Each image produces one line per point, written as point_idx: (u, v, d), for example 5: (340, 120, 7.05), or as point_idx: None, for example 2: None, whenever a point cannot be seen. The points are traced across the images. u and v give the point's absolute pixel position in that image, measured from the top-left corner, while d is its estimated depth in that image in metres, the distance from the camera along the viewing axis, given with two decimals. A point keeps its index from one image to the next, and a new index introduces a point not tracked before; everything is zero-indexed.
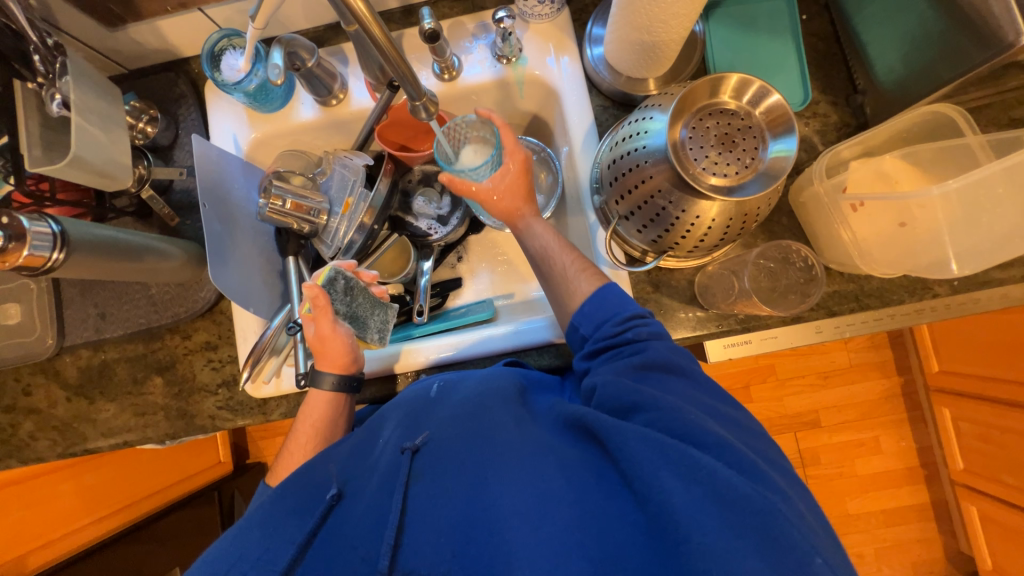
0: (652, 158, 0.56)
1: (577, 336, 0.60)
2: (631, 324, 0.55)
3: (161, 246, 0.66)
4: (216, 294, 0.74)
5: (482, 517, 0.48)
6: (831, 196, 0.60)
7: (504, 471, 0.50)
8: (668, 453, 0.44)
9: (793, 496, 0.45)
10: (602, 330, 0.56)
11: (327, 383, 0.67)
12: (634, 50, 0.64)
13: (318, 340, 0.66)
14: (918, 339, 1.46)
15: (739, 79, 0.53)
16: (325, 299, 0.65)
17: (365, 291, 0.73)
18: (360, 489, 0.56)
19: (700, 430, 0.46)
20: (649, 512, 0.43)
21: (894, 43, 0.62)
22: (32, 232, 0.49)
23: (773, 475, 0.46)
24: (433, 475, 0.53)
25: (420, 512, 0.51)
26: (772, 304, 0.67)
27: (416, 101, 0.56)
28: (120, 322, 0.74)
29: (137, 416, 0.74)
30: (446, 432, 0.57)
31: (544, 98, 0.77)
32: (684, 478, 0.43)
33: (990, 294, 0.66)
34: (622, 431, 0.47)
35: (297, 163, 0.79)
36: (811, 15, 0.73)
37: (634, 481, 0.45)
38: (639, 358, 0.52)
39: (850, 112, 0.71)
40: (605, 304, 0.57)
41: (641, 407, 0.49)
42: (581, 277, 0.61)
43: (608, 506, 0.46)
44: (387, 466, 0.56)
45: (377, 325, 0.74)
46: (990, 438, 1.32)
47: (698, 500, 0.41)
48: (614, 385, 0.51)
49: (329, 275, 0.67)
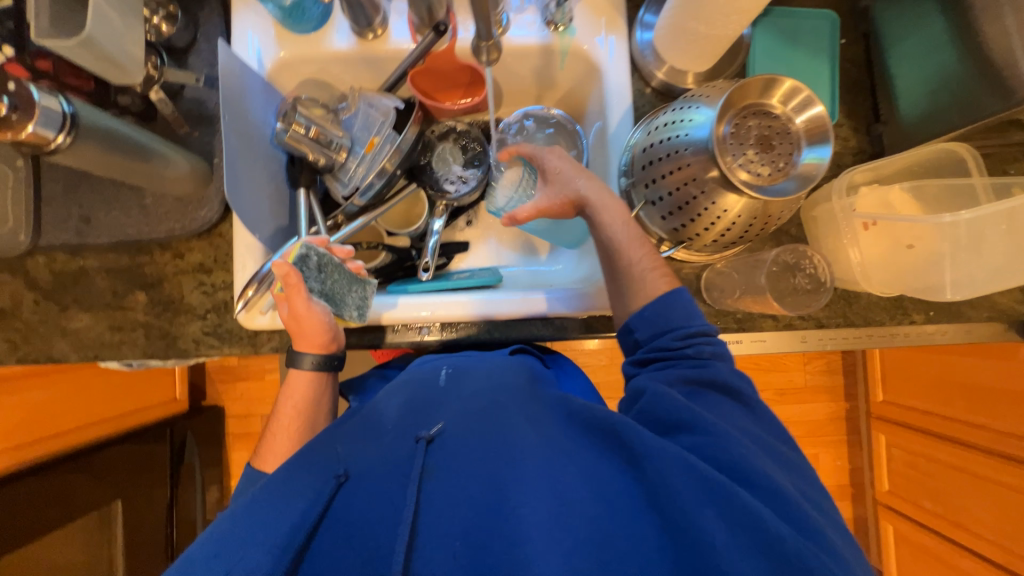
0: (693, 147, 0.57)
1: (629, 339, 0.60)
2: (694, 341, 0.56)
3: (168, 153, 0.62)
4: (218, 215, 0.70)
5: (503, 525, 0.47)
6: (845, 214, 0.64)
7: (531, 482, 0.49)
8: (713, 490, 0.44)
9: (844, 551, 0.44)
10: (659, 338, 0.57)
11: (308, 363, 0.65)
12: (687, 40, 0.65)
13: (293, 320, 0.62)
14: (869, 368, 1.57)
15: (791, 85, 0.55)
16: (298, 277, 0.60)
17: (341, 268, 0.66)
18: (371, 477, 0.52)
19: (751, 467, 0.46)
20: (679, 539, 0.44)
21: (923, 80, 0.66)
22: (41, 106, 0.45)
23: (823, 524, 0.45)
24: (449, 472, 0.52)
25: (435, 505, 0.50)
26: (784, 304, 0.70)
27: (483, 40, 0.59)
28: (105, 228, 0.69)
29: (114, 330, 0.70)
30: (463, 427, 0.55)
31: (584, 73, 0.77)
32: (722, 516, 0.43)
33: (957, 328, 0.72)
34: (662, 455, 0.47)
35: (322, 94, 0.78)
36: (849, 40, 0.75)
37: (668, 508, 0.45)
38: (695, 373, 0.53)
39: (868, 140, 0.74)
40: (668, 313, 0.57)
41: (692, 427, 0.49)
42: (650, 276, 0.60)
43: (633, 526, 0.46)
44: (397, 451, 0.54)
45: (356, 302, 0.68)
46: (917, 465, 1.45)
47: (735, 541, 0.42)
48: (666, 399, 0.51)
49: (301, 253, 0.61)
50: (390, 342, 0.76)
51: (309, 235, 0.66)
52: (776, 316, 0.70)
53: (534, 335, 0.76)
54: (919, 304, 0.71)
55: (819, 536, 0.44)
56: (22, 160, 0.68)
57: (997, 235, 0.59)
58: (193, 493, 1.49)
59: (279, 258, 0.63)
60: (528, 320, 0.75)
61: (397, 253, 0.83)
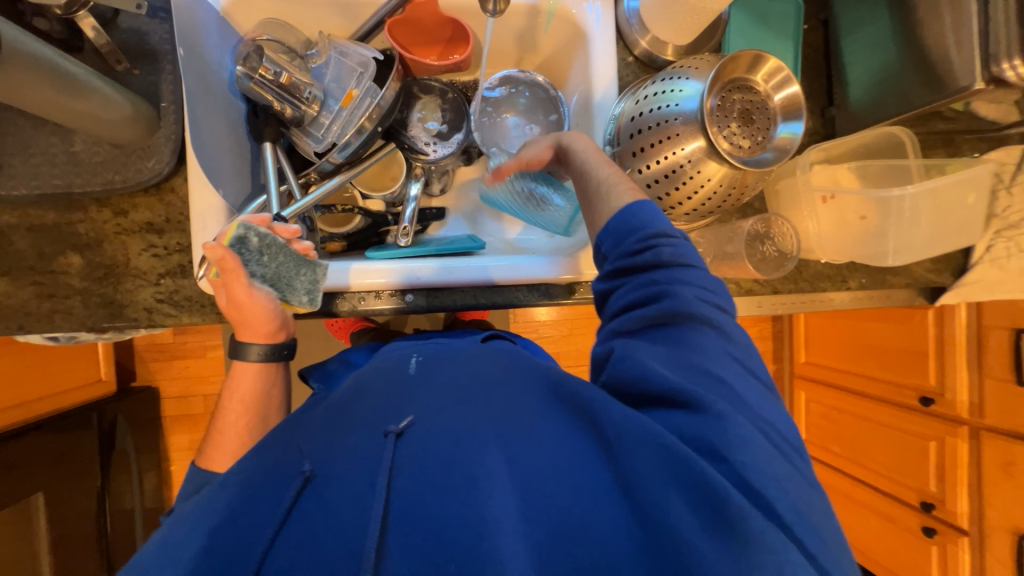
0: (683, 117, 0.60)
1: (596, 254, 0.57)
2: (653, 243, 0.51)
3: (107, 90, 0.53)
4: (170, 167, 0.62)
5: (470, 522, 0.42)
6: (806, 187, 0.72)
7: (498, 473, 0.45)
8: (681, 471, 0.42)
9: (815, 519, 0.42)
10: (623, 245, 0.52)
11: (254, 354, 0.62)
12: (675, 11, 0.66)
13: (235, 307, 0.58)
14: (795, 334, 1.77)
15: (774, 64, 0.59)
16: (235, 261, 0.55)
17: (286, 249, 0.60)
18: (338, 473, 0.46)
19: (724, 436, 0.43)
20: (650, 528, 0.42)
21: (873, 69, 0.73)
22: None
23: (795, 491, 0.43)
24: (419, 466, 0.46)
25: (400, 512, 0.43)
26: (760, 270, 0.74)
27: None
28: (22, 178, 0.59)
29: (43, 298, 0.61)
30: (436, 417, 0.50)
31: (569, 39, 0.76)
32: (691, 499, 0.41)
33: (883, 293, 0.82)
34: (635, 436, 0.44)
35: (282, 35, 0.68)
36: (810, 27, 0.81)
37: (639, 495, 0.43)
38: (659, 309, 0.49)
39: (822, 122, 0.81)
40: (630, 217, 0.52)
41: (667, 401, 0.47)
42: (616, 191, 0.56)
43: (607, 513, 0.43)
44: (363, 446, 0.48)
45: (306, 286, 0.62)
46: (830, 416, 1.68)
47: (704, 523, 0.41)
48: (639, 364, 0.48)
49: (238, 234, 0.56)
50: (369, 309, 0.73)
51: (250, 213, 0.59)
52: (739, 282, 0.76)
53: (515, 301, 0.77)
54: (855, 272, 0.80)
55: (787, 499, 0.42)
56: None
57: None
58: (127, 482, 1.36)
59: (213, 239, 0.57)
60: (511, 286, 0.76)
61: (372, 218, 0.79)
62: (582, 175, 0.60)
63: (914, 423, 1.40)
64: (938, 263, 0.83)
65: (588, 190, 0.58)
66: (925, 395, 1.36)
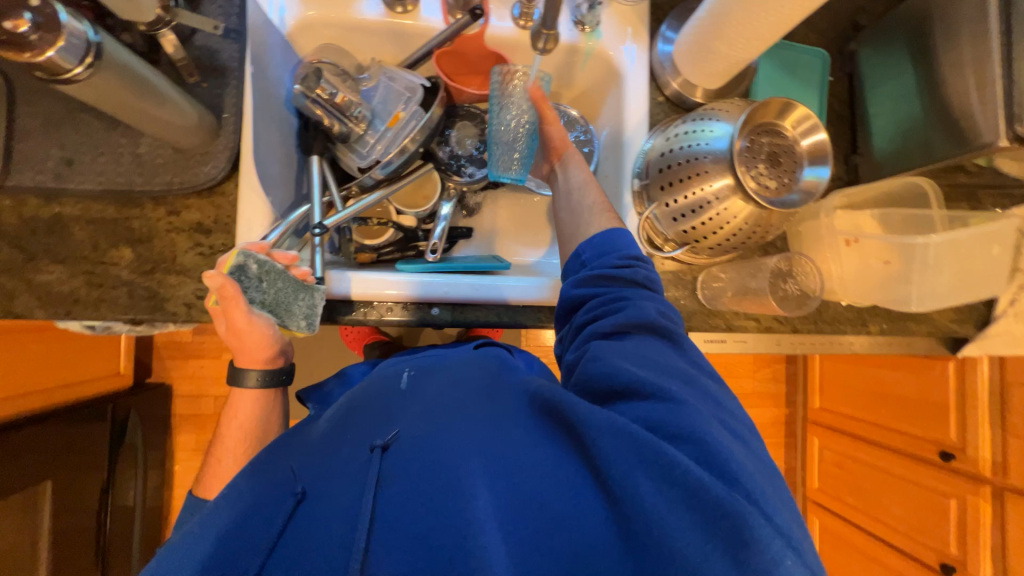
0: (713, 155, 0.62)
1: (577, 261, 0.66)
2: (633, 264, 0.63)
3: (178, 99, 0.57)
4: (223, 172, 0.65)
5: (453, 520, 0.47)
6: (830, 231, 0.74)
7: (479, 470, 0.50)
8: (643, 451, 0.48)
9: (768, 494, 0.48)
10: (606, 259, 0.63)
11: (251, 380, 0.65)
12: (707, 57, 0.70)
13: (233, 334, 0.61)
14: (808, 378, 1.74)
15: (803, 111, 0.62)
16: (234, 289, 0.56)
17: (284, 275, 0.62)
18: (327, 490, 0.51)
19: (681, 421, 0.50)
20: (621, 512, 0.47)
21: (896, 122, 0.75)
22: (67, 29, 0.41)
23: (747, 464, 0.49)
24: (404, 473, 0.51)
25: (390, 514, 0.48)
26: (783, 305, 0.76)
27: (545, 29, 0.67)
28: (89, 175, 0.63)
29: (92, 287, 0.64)
30: (418, 428, 0.56)
31: (603, 77, 0.81)
32: (656, 477, 0.47)
33: (903, 339, 0.82)
34: (600, 425, 0.50)
35: (339, 59, 0.73)
36: (835, 78, 0.84)
37: (610, 481, 0.48)
38: (624, 317, 0.58)
39: (845, 168, 0.82)
40: (608, 243, 0.64)
41: (627, 392, 0.53)
42: (599, 215, 0.68)
43: (583, 503, 0.48)
44: (353, 463, 0.54)
45: (304, 311, 0.64)
46: (844, 466, 1.63)
47: (670, 499, 0.46)
48: (608, 367, 0.54)
49: (238, 262, 0.58)
50: (391, 319, 0.74)
51: (246, 242, 0.62)
52: (759, 318, 0.77)
53: (534, 322, 0.78)
54: (876, 317, 0.80)
55: (743, 475, 0.48)
56: None
57: None
58: (132, 478, 1.37)
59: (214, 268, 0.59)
60: (532, 306, 0.77)
61: (404, 232, 0.83)
62: (574, 194, 0.71)
63: (934, 478, 1.36)
64: (960, 313, 0.83)
65: (577, 207, 0.70)
66: (945, 450, 1.32)
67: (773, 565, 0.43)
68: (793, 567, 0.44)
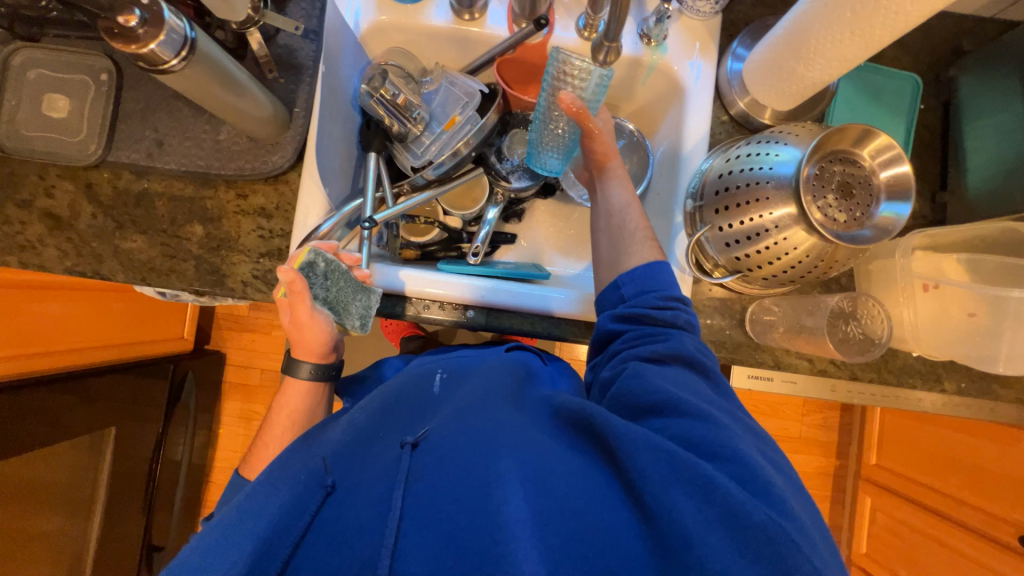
0: (775, 181, 0.58)
1: (614, 295, 0.64)
2: (675, 304, 0.60)
3: (258, 93, 0.62)
4: (289, 162, 0.70)
5: (485, 522, 0.45)
6: (906, 274, 0.67)
7: (511, 473, 0.48)
8: (680, 469, 0.46)
9: (803, 517, 0.47)
10: (646, 298, 0.61)
11: (304, 372, 0.68)
12: (780, 77, 0.66)
13: (296, 327, 0.64)
14: (866, 431, 1.59)
15: (885, 140, 0.57)
16: (302, 287, 0.59)
17: (347, 276, 0.66)
18: (357, 486, 0.52)
19: (718, 441, 0.49)
20: (658, 529, 0.44)
21: (997, 158, 0.67)
22: (167, 25, 0.45)
23: (786, 497, 0.47)
24: (434, 471, 0.50)
25: (418, 512, 0.47)
26: (845, 351, 0.69)
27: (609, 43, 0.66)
28: (175, 156, 0.69)
29: (165, 258, 0.70)
30: (447, 427, 0.55)
31: (664, 92, 0.79)
32: (694, 497, 0.45)
33: (984, 403, 0.73)
34: (634, 438, 0.48)
35: (405, 63, 0.76)
36: (928, 107, 0.77)
37: (645, 495, 0.46)
38: (665, 345, 0.57)
39: (931, 206, 0.75)
40: (651, 279, 0.62)
41: (661, 411, 0.52)
42: (643, 244, 0.66)
43: (617, 517, 0.46)
44: (383, 460, 0.54)
45: (359, 311, 0.68)
46: (899, 533, 1.47)
47: (709, 522, 0.43)
48: (644, 383, 0.54)
49: (308, 259, 0.61)
50: (428, 317, 0.76)
51: (320, 240, 0.66)
52: (813, 359, 0.71)
53: (565, 334, 0.77)
54: (954, 373, 0.72)
55: (783, 507, 0.46)
56: (107, 74, 0.68)
57: None
58: (183, 435, 1.48)
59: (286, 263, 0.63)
60: (565, 318, 0.76)
61: (449, 233, 0.85)
62: (617, 215, 0.69)
63: (1008, 565, 1.19)
64: None
65: (619, 232, 0.67)
66: None
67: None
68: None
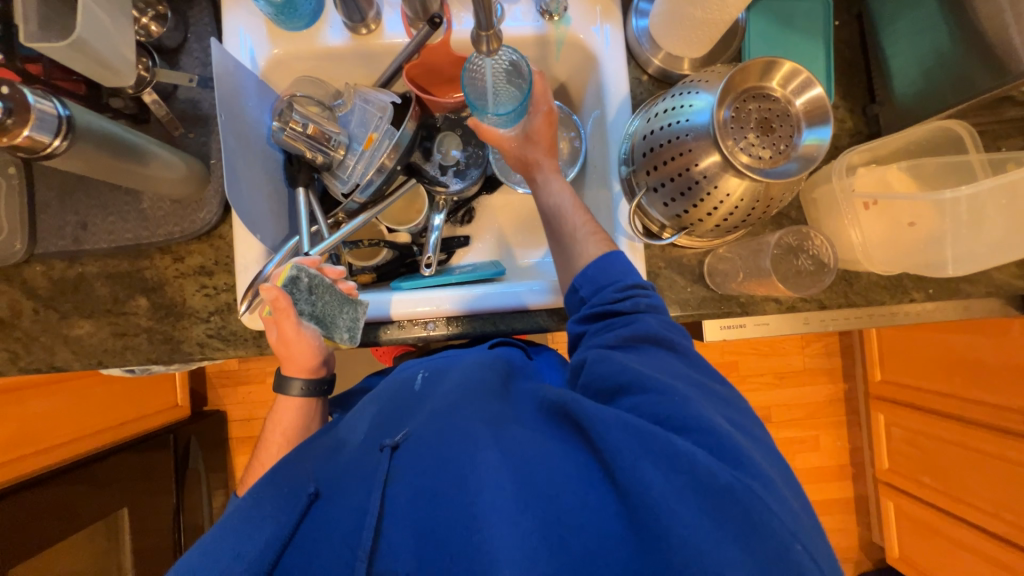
0: (694, 132, 0.58)
1: (575, 298, 0.62)
2: (632, 293, 0.58)
3: (166, 154, 0.61)
4: (218, 216, 0.69)
5: (460, 513, 0.46)
6: (845, 194, 0.65)
7: (484, 466, 0.49)
8: (649, 442, 0.46)
9: (778, 483, 0.47)
10: (603, 294, 0.58)
11: (296, 389, 0.66)
12: (684, 26, 0.64)
13: (284, 343, 0.63)
14: (867, 349, 1.59)
15: (791, 67, 0.56)
16: (286, 301, 0.60)
17: (332, 288, 0.65)
18: (339, 490, 0.53)
19: (687, 412, 0.48)
20: (630, 504, 0.44)
21: (918, 60, 0.66)
22: (35, 110, 0.45)
23: (760, 461, 0.47)
24: (410, 470, 0.51)
25: (398, 511, 0.49)
26: (793, 285, 0.68)
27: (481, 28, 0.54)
28: (101, 234, 0.68)
29: (116, 337, 0.70)
30: (425, 427, 0.56)
31: (580, 63, 0.77)
32: (663, 468, 0.44)
33: (955, 304, 0.73)
34: (604, 419, 0.48)
35: (315, 91, 0.74)
36: (843, 22, 0.75)
37: (615, 472, 0.45)
38: (628, 330, 0.56)
39: (864, 120, 0.74)
40: (607, 271, 0.60)
41: (629, 389, 0.51)
42: (589, 240, 0.63)
43: (590, 497, 0.46)
44: (363, 465, 0.55)
45: (347, 324, 0.66)
46: (916, 443, 1.48)
47: (678, 490, 0.43)
48: (609, 364, 0.53)
49: (290, 275, 0.61)
50: (390, 339, 0.75)
51: (302, 256, 0.65)
52: (779, 299, 0.71)
53: (533, 326, 0.76)
54: (919, 282, 0.72)
55: (754, 469, 0.45)
56: (14, 167, 0.67)
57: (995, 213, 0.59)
58: (198, 499, 1.48)
59: (269, 281, 0.63)
60: (529, 311, 0.75)
61: (398, 250, 0.83)
62: (560, 215, 0.66)
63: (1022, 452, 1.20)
64: None
65: (566, 235, 0.65)
66: None
67: (785, 555, 0.42)
68: (805, 556, 0.43)
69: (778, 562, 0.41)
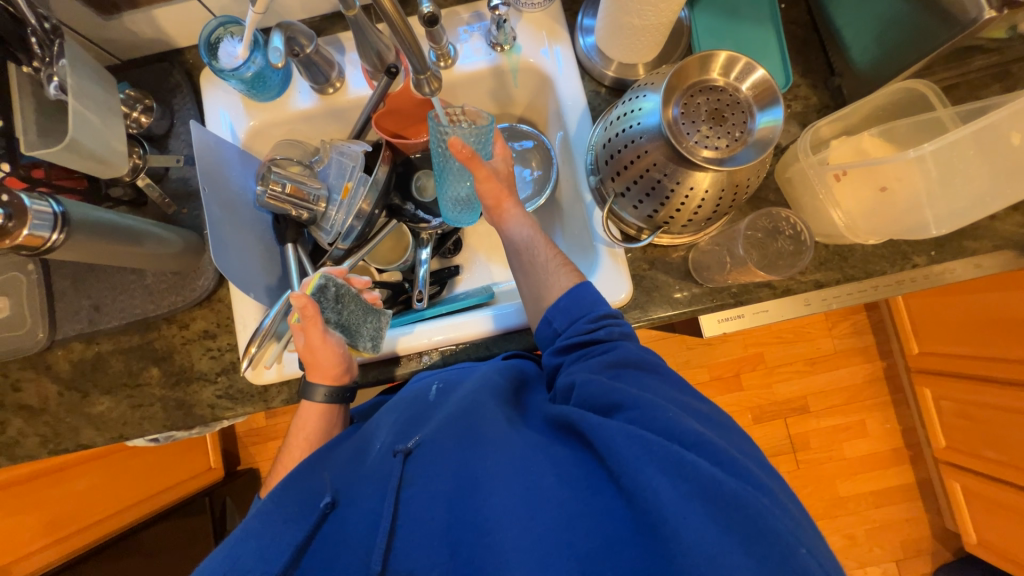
0: (647, 134, 0.58)
1: (549, 331, 0.62)
2: (604, 323, 0.58)
3: (162, 233, 0.66)
4: (215, 282, 0.73)
5: (472, 515, 0.48)
6: (815, 169, 0.64)
7: (492, 471, 0.50)
8: (653, 449, 0.45)
9: (775, 488, 0.46)
10: (578, 324, 0.59)
11: (320, 394, 0.67)
12: (626, 34, 0.66)
13: (308, 351, 0.65)
14: (898, 321, 1.52)
15: (727, 56, 0.57)
16: (315, 308, 0.63)
17: (356, 298, 0.70)
18: (356, 496, 0.55)
19: (682, 427, 0.47)
20: (636, 507, 0.43)
21: (867, 26, 0.66)
22: (32, 211, 0.49)
23: (763, 476, 0.47)
24: (423, 475, 0.53)
25: (411, 516, 0.50)
26: (772, 269, 0.69)
27: (419, 73, 0.55)
28: (113, 313, 0.73)
29: (133, 408, 0.73)
30: (435, 433, 0.57)
31: (538, 86, 0.80)
32: (668, 474, 0.43)
33: (964, 264, 0.70)
34: (607, 428, 0.47)
35: (294, 152, 0.79)
36: (789, 4, 0.76)
37: (622, 478, 0.45)
38: (610, 356, 0.55)
39: (828, 94, 0.74)
40: (580, 300, 0.60)
41: (623, 406, 0.50)
42: (561, 272, 0.64)
43: (596, 502, 0.46)
44: (378, 470, 0.56)
45: (370, 333, 0.70)
46: (969, 414, 1.38)
47: (684, 495, 0.42)
48: (596, 384, 0.52)
49: (319, 284, 0.65)
50: (393, 375, 0.77)
51: (329, 269, 0.70)
52: (772, 283, 0.69)
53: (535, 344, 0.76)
54: (918, 246, 0.70)
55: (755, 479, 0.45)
56: (32, 263, 0.72)
57: (977, 163, 0.57)
58: None
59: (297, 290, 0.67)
60: (522, 331, 0.75)
61: (389, 288, 0.85)
62: (527, 252, 0.67)
63: None
64: None
65: (534, 268, 0.66)
66: None
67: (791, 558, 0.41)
68: (811, 559, 0.41)
69: (781, 565, 0.40)
